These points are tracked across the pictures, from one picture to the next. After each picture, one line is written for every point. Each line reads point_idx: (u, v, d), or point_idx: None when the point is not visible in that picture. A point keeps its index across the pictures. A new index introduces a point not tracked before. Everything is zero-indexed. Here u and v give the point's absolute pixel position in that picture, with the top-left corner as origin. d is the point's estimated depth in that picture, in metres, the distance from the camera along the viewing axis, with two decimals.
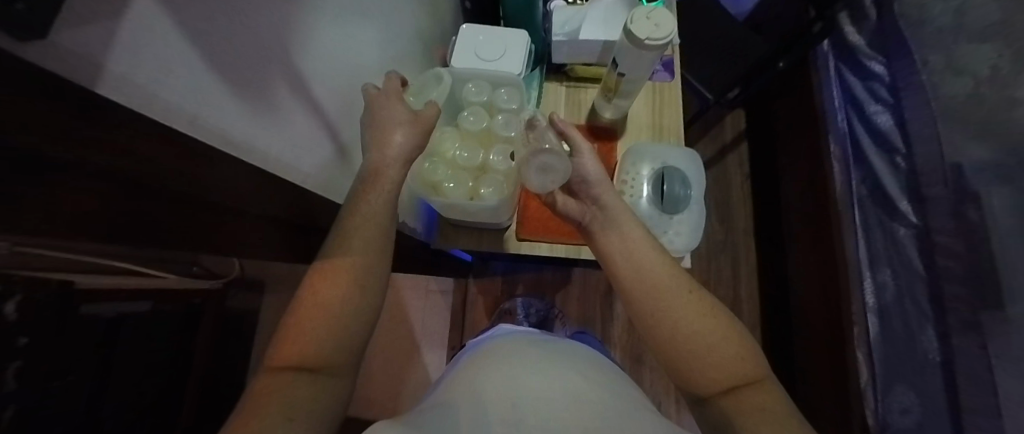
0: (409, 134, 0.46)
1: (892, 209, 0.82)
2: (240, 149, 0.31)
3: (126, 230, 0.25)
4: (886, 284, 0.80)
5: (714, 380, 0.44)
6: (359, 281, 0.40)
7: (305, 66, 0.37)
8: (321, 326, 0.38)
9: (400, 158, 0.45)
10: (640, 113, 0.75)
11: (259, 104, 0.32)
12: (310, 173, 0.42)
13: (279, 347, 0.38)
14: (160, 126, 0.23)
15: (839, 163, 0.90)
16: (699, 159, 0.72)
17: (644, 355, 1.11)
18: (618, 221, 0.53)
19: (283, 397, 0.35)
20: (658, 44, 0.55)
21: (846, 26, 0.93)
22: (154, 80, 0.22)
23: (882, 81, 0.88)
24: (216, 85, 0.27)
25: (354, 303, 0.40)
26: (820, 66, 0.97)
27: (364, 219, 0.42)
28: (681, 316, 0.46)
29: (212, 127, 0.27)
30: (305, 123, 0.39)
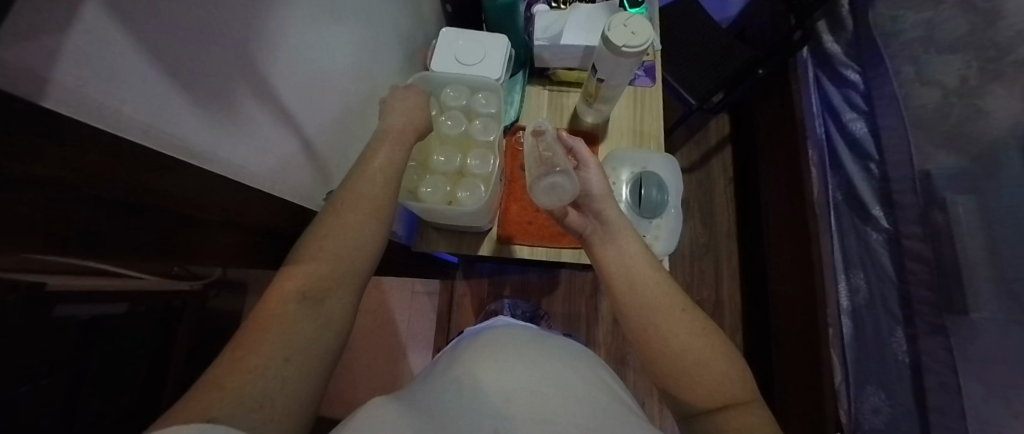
0: (388, 146, 0.44)
1: (865, 214, 0.84)
2: (202, 157, 0.31)
3: (81, 240, 0.25)
4: (860, 288, 0.83)
5: (696, 392, 0.45)
6: (370, 217, 0.39)
7: (272, 72, 0.38)
8: (327, 265, 0.37)
9: (386, 159, 0.43)
10: (621, 118, 0.76)
11: (219, 110, 0.32)
12: (278, 180, 0.43)
13: (282, 276, 0.36)
14: (112, 137, 0.23)
15: (817, 169, 0.91)
16: (677, 166, 0.73)
17: (628, 356, 1.12)
18: (616, 236, 0.55)
19: (281, 330, 0.33)
20: (635, 51, 0.56)
21: (824, 35, 0.97)
22: (105, 93, 0.22)
23: (857, 89, 0.91)
24: (171, 92, 0.27)
25: (362, 247, 0.38)
26: (801, 74, 0.99)
27: (376, 168, 0.42)
28: (674, 332, 0.47)
29: (169, 135, 0.27)
30: (272, 128, 0.40)
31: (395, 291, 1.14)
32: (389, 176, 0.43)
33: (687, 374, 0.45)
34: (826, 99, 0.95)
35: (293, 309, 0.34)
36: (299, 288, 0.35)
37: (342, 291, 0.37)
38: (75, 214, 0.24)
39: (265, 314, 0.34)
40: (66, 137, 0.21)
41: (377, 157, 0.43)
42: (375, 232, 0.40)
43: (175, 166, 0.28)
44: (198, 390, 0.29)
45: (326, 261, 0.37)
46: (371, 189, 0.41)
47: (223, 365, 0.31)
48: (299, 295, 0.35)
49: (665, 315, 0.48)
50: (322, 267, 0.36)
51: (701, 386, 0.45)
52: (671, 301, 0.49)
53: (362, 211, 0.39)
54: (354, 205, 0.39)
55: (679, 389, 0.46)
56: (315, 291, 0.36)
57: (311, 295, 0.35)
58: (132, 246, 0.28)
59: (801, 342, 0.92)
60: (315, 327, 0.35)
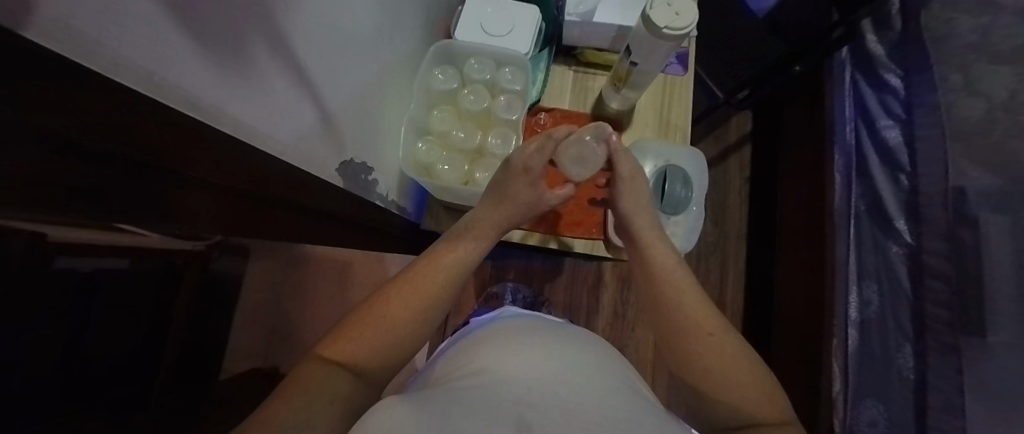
0: (472, 249, 0.49)
1: (887, 226, 0.81)
2: (209, 112, 0.30)
3: (89, 200, 0.22)
4: (871, 301, 0.80)
5: (721, 391, 0.42)
6: (424, 312, 0.43)
7: (288, 29, 0.37)
8: (378, 342, 0.39)
9: (465, 266, 0.48)
10: (646, 107, 0.72)
11: (226, 60, 0.31)
12: (294, 146, 0.42)
13: (332, 341, 0.38)
14: (115, 82, 0.21)
15: (841, 175, 0.89)
16: (703, 161, 0.70)
17: (626, 348, 1.12)
18: (642, 238, 0.56)
19: (321, 387, 0.35)
20: (678, 33, 0.53)
21: (868, 34, 0.90)
22: (100, 29, 0.21)
23: (896, 94, 0.86)
24: (175, 38, 0.26)
25: (413, 338, 0.42)
26: (838, 75, 0.94)
27: (449, 263, 0.47)
28: (693, 331, 0.45)
29: (174, 85, 0.26)
30: (284, 88, 0.38)
31: None
32: (457, 275, 0.47)
33: (709, 371, 0.43)
34: (861, 104, 0.91)
35: (335, 373, 0.36)
36: (345, 359, 0.38)
37: (378, 367, 0.39)
38: (102, 175, 0.22)
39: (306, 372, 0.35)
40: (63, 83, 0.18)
41: (454, 255, 0.48)
42: (432, 320, 0.44)
43: (189, 122, 0.27)
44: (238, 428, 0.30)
45: (377, 338, 0.40)
46: (436, 283, 0.45)
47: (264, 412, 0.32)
48: (342, 366, 0.37)
49: (683, 309, 0.47)
50: (371, 344, 0.39)
51: (726, 383, 0.42)
52: (692, 297, 0.48)
53: (427, 302, 0.43)
54: (414, 299, 0.43)
55: (702, 387, 0.43)
56: (360, 365, 0.38)
57: (354, 368, 0.38)
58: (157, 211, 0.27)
59: (804, 349, 0.91)
60: (350, 393, 0.36)
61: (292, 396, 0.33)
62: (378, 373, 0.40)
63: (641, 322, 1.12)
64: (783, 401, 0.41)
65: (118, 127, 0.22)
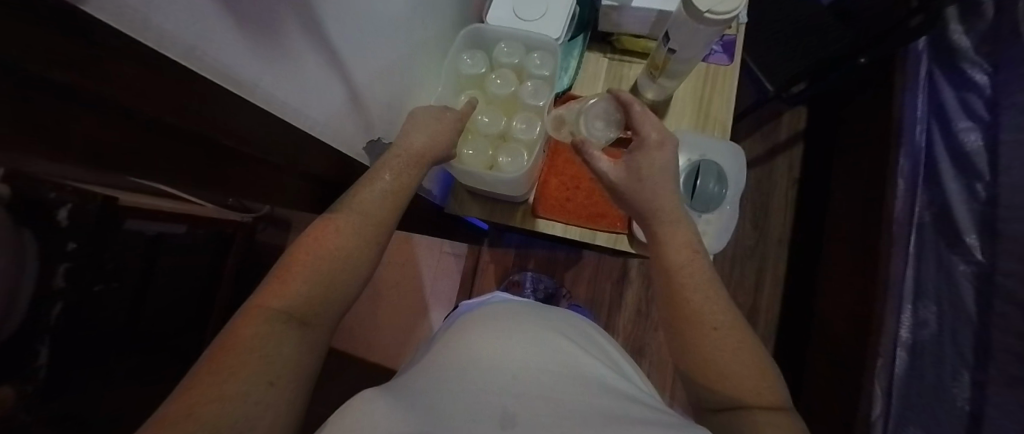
0: (405, 172, 0.44)
1: (955, 241, 0.73)
2: (242, 86, 0.30)
3: (106, 152, 0.24)
4: (927, 321, 0.73)
5: (723, 383, 0.42)
6: (355, 247, 0.39)
7: (324, 8, 0.35)
8: (316, 282, 0.37)
9: (394, 189, 0.42)
10: (684, 97, 0.69)
11: (262, 38, 0.30)
12: (321, 122, 0.41)
13: (269, 289, 0.36)
14: (152, 54, 0.22)
15: (906, 182, 0.80)
16: (741, 154, 0.66)
17: (647, 348, 1.09)
18: (664, 215, 0.48)
19: (262, 342, 0.33)
20: (721, 18, 0.49)
21: (952, 24, 0.81)
22: (148, 5, 0.21)
23: (981, 93, 0.77)
24: (218, 17, 0.26)
25: (349, 278, 0.39)
26: (912, 68, 0.85)
27: (373, 192, 0.41)
28: (703, 324, 0.44)
29: (210, 60, 0.26)
30: (317, 68, 0.38)
31: (424, 248, 1.15)
32: (392, 201, 0.42)
33: (712, 362, 0.42)
34: (937, 103, 0.81)
35: (278, 328, 0.34)
36: (282, 306, 0.35)
37: (323, 310, 0.37)
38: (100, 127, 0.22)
39: (246, 326, 0.33)
40: (94, 45, 0.19)
41: (385, 178, 0.43)
42: (368, 252, 0.40)
43: (214, 94, 0.27)
44: (168, 401, 0.29)
45: (313, 280, 0.37)
46: (362, 215, 0.40)
47: (200, 375, 0.30)
48: (283, 314, 0.35)
49: (689, 305, 0.45)
50: (308, 288, 0.36)
51: (729, 374, 0.42)
52: (704, 287, 0.46)
53: (356, 236, 0.39)
54: (345, 233, 0.39)
55: (702, 377, 0.43)
56: (299, 311, 0.36)
57: (297, 315, 0.36)
58: (158, 168, 0.28)
59: (844, 366, 0.85)
60: (296, 353, 0.35)
61: (224, 364, 0.31)
62: (323, 315, 0.37)
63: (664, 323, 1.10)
64: (780, 387, 0.42)
65: (142, 89, 0.22)
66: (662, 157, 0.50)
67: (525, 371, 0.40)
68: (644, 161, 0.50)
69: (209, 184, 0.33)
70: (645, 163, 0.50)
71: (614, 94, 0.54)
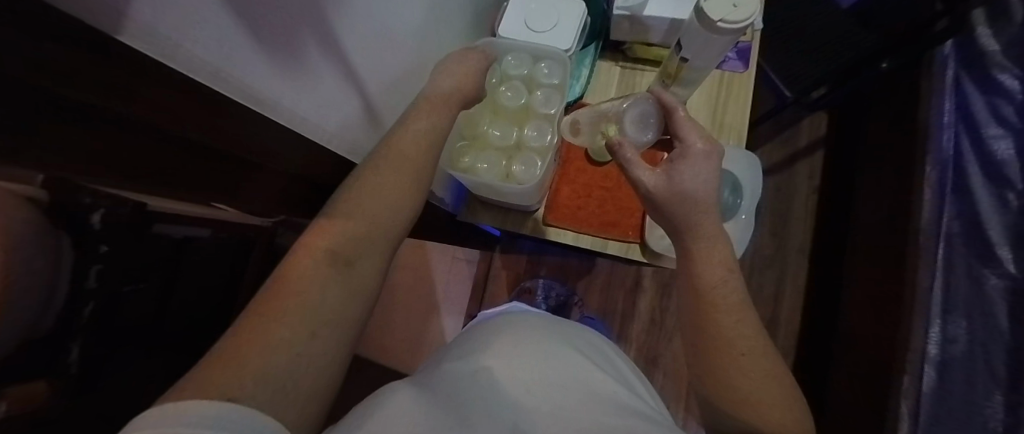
0: (424, 121, 0.44)
1: (987, 254, 0.72)
2: (264, 104, 0.30)
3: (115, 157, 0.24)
4: (957, 338, 0.69)
5: (750, 404, 0.41)
6: (394, 196, 0.39)
7: (343, 25, 0.35)
8: (359, 220, 0.38)
9: (417, 144, 0.42)
10: (699, 104, 0.68)
11: (285, 58, 0.31)
12: (341, 138, 0.41)
13: (313, 233, 0.37)
14: (179, 76, 0.23)
15: (933, 192, 0.75)
16: (758, 164, 0.66)
17: (662, 358, 1.08)
18: (695, 231, 0.47)
19: (308, 290, 0.34)
20: (734, 27, 0.48)
21: (981, 27, 0.79)
22: (178, 31, 0.22)
23: (1011, 99, 0.77)
24: (241, 38, 0.26)
25: (390, 218, 0.39)
26: (937, 73, 0.80)
27: (407, 141, 0.42)
28: (731, 344, 0.43)
29: (235, 80, 0.27)
30: (339, 88, 0.38)
31: (437, 254, 1.16)
32: (426, 148, 0.43)
33: (740, 375, 0.42)
34: (966, 109, 0.78)
35: (323, 273, 0.35)
36: (327, 247, 0.36)
37: (367, 255, 0.37)
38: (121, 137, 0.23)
39: (296, 265, 0.35)
40: (126, 65, 0.20)
41: (414, 125, 0.43)
42: (408, 200, 0.40)
43: (236, 112, 0.28)
44: (219, 347, 0.30)
45: (357, 218, 0.38)
46: (401, 161, 0.41)
47: (248, 322, 0.31)
48: (327, 256, 0.35)
49: (718, 327, 0.44)
50: (350, 228, 0.37)
51: (756, 393, 0.41)
52: (734, 307, 0.45)
53: (394, 182, 0.39)
54: (384, 182, 0.39)
55: (728, 398, 0.42)
56: (344, 253, 0.36)
57: (342, 259, 0.36)
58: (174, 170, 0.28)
59: (867, 382, 0.81)
60: (344, 298, 0.35)
61: (274, 309, 0.32)
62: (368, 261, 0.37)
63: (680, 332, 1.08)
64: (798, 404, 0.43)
65: (161, 103, 0.23)
66: (705, 169, 0.48)
67: (543, 378, 0.40)
68: (683, 172, 0.48)
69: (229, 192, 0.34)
70: (682, 176, 0.47)
71: (657, 96, 0.54)
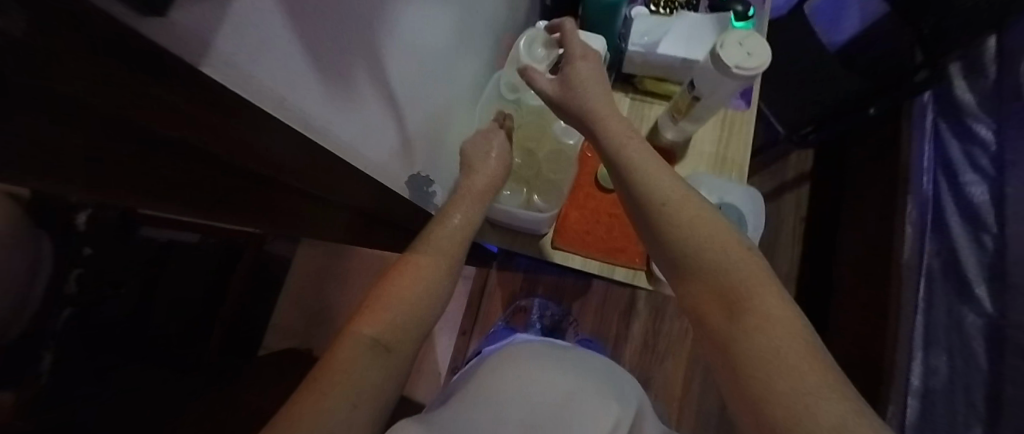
0: (467, 213, 0.48)
1: (965, 291, 0.74)
2: (318, 132, 0.30)
3: (179, 181, 0.24)
4: (938, 370, 0.74)
5: (804, 392, 0.33)
6: (434, 279, 0.43)
7: (389, 55, 0.36)
8: (403, 311, 0.40)
9: (457, 235, 0.47)
10: (704, 139, 0.71)
11: (337, 86, 0.31)
12: (382, 168, 0.42)
13: (360, 317, 0.39)
14: (253, 107, 0.23)
15: (913, 229, 0.83)
16: (759, 200, 0.69)
17: (653, 380, 1.10)
18: None
19: (352, 372, 0.36)
20: (746, 73, 0.52)
21: (957, 81, 0.86)
22: (250, 61, 0.22)
23: (986, 149, 0.79)
24: (304, 68, 0.27)
25: (426, 311, 0.42)
26: (916, 123, 0.90)
27: (452, 228, 0.46)
28: (721, 268, 0.39)
29: (295, 108, 0.27)
30: (381, 115, 0.38)
31: None
32: (465, 233, 0.47)
33: (779, 351, 0.35)
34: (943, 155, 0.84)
35: (365, 355, 0.37)
36: (371, 333, 0.38)
37: (404, 340, 0.40)
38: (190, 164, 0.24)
39: (341, 349, 0.37)
40: (205, 98, 0.20)
41: (458, 214, 0.48)
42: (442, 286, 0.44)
43: (291, 138, 0.28)
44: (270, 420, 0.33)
45: (401, 305, 0.40)
46: (446, 245, 0.45)
47: (299, 398, 0.34)
48: (371, 341, 0.38)
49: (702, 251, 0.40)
50: (392, 318, 0.39)
51: (803, 370, 0.34)
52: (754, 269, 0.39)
53: (436, 267, 0.43)
54: (427, 270, 0.43)
55: (770, 389, 0.34)
56: (385, 340, 0.38)
57: (383, 342, 0.38)
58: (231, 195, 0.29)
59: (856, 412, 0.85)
60: (381, 379, 0.37)
61: (322, 387, 0.35)
62: (403, 343, 0.40)
63: (671, 355, 1.11)
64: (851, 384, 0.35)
65: (224, 133, 0.23)
66: None
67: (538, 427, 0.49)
68: None
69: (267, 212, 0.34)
70: None
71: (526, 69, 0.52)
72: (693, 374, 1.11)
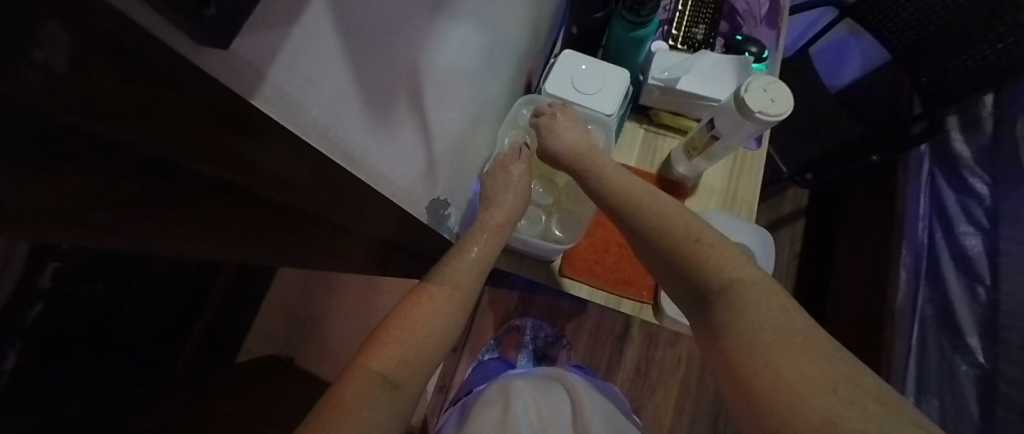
0: (485, 246, 0.47)
1: (958, 341, 0.76)
2: (356, 162, 0.29)
3: (201, 221, 0.22)
4: (930, 417, 0.75)
5: (782, 389, 0.30)
6: (450, 308, 0.42)
7: (426, 80, 0.35)
8: (413, 345, 0.38)
9: (474, 269, 0.45)
10: (715, 177, 0.71)
11: (377, 112, 0.30)
12: (410, 196, 0.40)
13: (367, 354, 0.37)
14: (296, 141, 0.21)
15: (909, 274, 0.83)
16: (768, 241, 0.69)
17: (643, 409, 1.10)
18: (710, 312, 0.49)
19: (358, 409, 0.32)
20: (769, 118, 0.52)
21: (954, 133, 0.88)
22: (302, 92, 0.21)
23: (981, 202, 0.83)
24: (349, 95, 0.25)
25: (437, 342, 0.40)
26: (912, 171, 0.91)
27: (468, 262, 0.45)
28: (717, 267, 0.38)
29: (338, 139, 0.25)
30: (412, 140, 0.37)
31: None
32: (479, 268, 0.46)
33: (749, 340, 0.33)
34: (938, 204, 0.86)
35: (373, 391, 0.34)
36: (381, 369, 0.36)
37: (413, 377, 0.37)
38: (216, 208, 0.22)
39: (346, 388, 0.34)
40: (242, 130, 0.18)
41: (475, 248, 0.47)
42: (456, 318, 0.42)
43: (332, 170, 0.26)
44: None
45: (411, 342, 0.38)
46: (462, 281, 0.44)
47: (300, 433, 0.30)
48: (380, 377, 0.35)
49: (702, 257, 0.39)
50: (402, 353, 0.37)
51: (778, 356, 0.31)
52: (734, 261, 0.38)
53: (449, 299, 0.42)
54: (439, 302, 0.41)
55: (752, 379, 0.32)
56: (395, 376, 0.36)
57: (392, 377, 0.36)
58: (253, 232, 0.27)
59: None
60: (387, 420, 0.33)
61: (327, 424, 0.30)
62: (410, 377, 0.37)
63: (662, 384, 1.11)
64: (859, 367, 0.31)
65: (249, 164, 0.20)
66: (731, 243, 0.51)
67: None
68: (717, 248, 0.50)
69: (291, 250, 0.33)
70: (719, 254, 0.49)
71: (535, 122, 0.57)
72: (683, 404, 1.11)
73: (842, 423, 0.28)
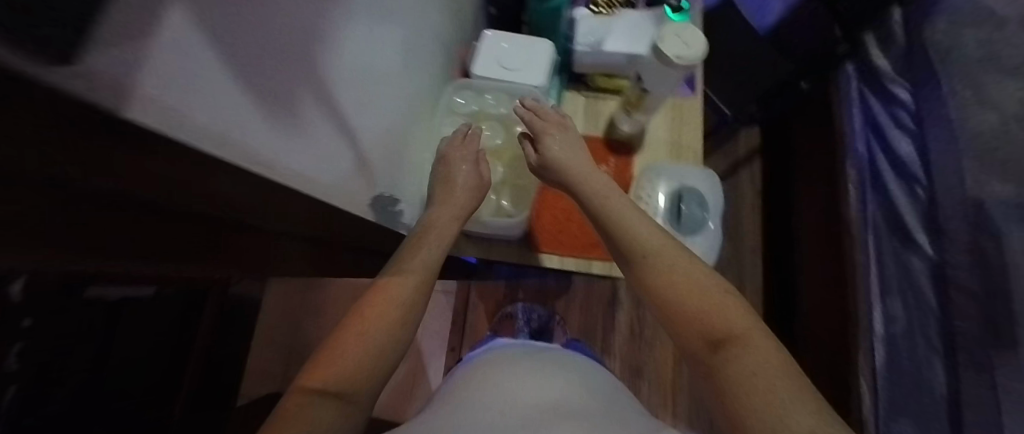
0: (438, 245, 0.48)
1: (908, 239, 0.79)
2: (266, 163, 0.29)
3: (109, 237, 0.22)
4: (896, 316, 0.79)
5: (746, 382, 0.35)
6: (405, 307, 0.42)
7: (332, 76, 0.36)
8: (361, 353, 0.38)
9: (426, 265, 0.46)
10: (658, 130, 0.74)
11: (279, 112, 0.30)
12: (338, 191, 0.40)
13: (312, 368, 0.37)
14: (192, 149, 0.21)
15: (856, 186, 0.90)
16: (716, 181, 0.72)
17: (645, 367, 1.13)
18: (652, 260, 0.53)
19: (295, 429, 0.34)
20: (687, 63, 0.54)
21: (873, 49, 0.93)
22: (186, 102, 0.21)
23: (905, 107, 0.86)
24: (241, 97, 0.26)
25: (394, 342, 0.40)
26: (844, 91, 0.98)
27: (419, 259, 0.46)
28: (682, 277, 0.43)
29: (238, 141, 0.26)
30: (330, 137, 0.37)
31: None
32: (429, 268, 0.46)
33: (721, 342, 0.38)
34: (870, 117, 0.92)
35: (314, 405, 0.35)
36: (325, 385, 0.36)
37: (360, 386, 0.38)
38: None
39: (290, 410, 0.35)
40: (121, 139, 0.18)
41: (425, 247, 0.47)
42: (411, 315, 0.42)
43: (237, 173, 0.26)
44: None
45: (364, 348, 0.38)
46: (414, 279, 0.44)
47: None
48: (322, 392, 0.36)
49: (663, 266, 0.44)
50: (347, 366, 0.37)
51: (747, 356, 0.36)
52: (696, 268, 0.43)
53: (403, 302, 0.42)
54: (394, 308, 0.41)
55: (724, 377, 0.36)
56: (338, 388, 0.37)
57: (333, 391, 0.36)
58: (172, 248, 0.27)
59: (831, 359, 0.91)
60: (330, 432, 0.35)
61: None
62: (358, 390, 0.37)
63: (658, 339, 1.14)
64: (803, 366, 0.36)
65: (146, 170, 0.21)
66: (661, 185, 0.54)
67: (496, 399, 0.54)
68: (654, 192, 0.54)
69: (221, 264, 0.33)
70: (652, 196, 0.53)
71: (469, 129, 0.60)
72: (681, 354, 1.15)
73: (784, 412, 0.32)
